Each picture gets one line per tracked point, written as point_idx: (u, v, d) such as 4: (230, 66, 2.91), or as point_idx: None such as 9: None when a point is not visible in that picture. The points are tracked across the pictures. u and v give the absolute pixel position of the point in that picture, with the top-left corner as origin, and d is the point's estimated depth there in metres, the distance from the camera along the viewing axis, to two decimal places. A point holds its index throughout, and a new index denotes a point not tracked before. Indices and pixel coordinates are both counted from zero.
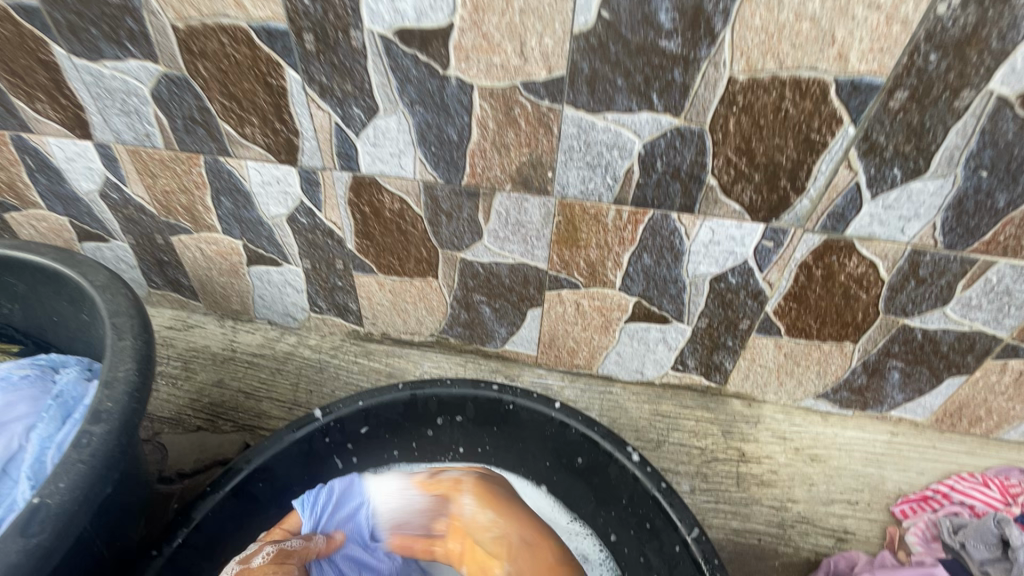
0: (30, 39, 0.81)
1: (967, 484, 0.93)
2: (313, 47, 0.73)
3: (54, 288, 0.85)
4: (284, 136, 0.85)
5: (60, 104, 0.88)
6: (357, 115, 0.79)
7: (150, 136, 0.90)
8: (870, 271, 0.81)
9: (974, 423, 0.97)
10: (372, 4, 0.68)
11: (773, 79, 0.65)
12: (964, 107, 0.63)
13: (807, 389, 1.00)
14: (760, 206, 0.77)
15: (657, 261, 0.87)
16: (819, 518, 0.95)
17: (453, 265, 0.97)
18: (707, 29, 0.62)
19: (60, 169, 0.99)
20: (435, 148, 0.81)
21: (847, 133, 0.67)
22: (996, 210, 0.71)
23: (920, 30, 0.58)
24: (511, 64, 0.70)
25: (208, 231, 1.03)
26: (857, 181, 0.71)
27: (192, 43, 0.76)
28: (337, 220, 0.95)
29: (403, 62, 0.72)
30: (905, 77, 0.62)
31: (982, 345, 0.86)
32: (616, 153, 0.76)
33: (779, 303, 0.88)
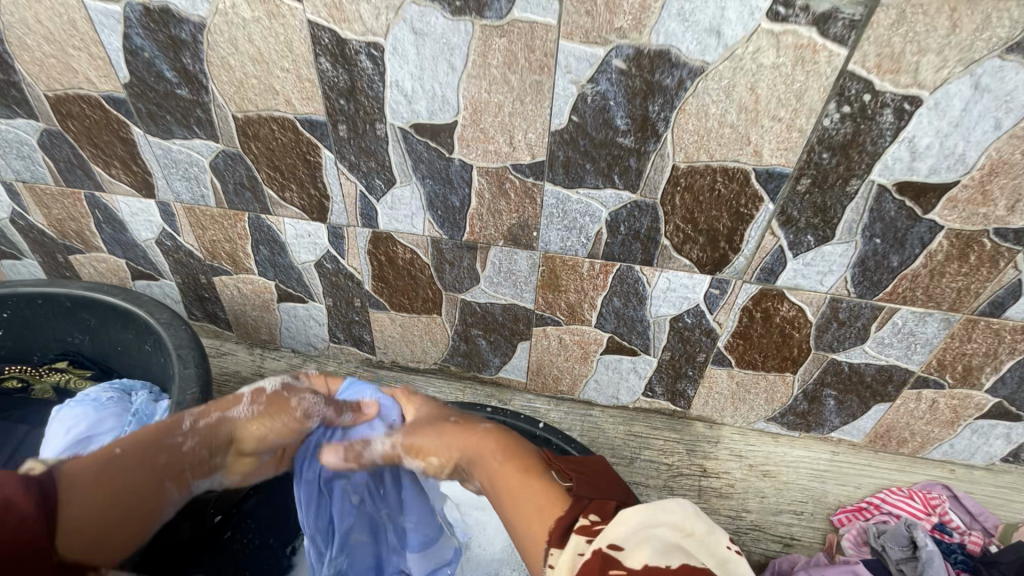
0: (115, 121, 0.99)
1: (896, 496, 1.08)
2: (345, 134, 0.92)
3: (123, 322, 1.02)
4: (317, 199, 1.03)
5: (132, 171, 1.07)
6: (378, 185, 0.98)
7: (205, 196, 1.08)
8: (799, 314, 0.98)
9: (902, 443, 1.13)
10: (394, 105, 0.86)
11: (707, 168, 0.83)
12: (855, 191, 0.81)
13: (758, 413, 1.16)
14: (706, 262, 0.94)
15: (625, 304, 1.04)
16: (769, 526, 1.10)
17: (455, 304, 1.14)
18: (653, 131, 0.80)
19: (123, 220, 1.17)
20: (442, 211, 0.99)
21: (768, 209, 0.85)
22: (893, 268, 0.88)
23: (813, 136, 0.77)
24: (502, 151, 0.88)
25: (245, 273, 1.21)
26: (780, 244, 0.89)
27: (247, 128, 0.95)
28: (357, 266, 1.12)
29: (417, 147, 0.91)
30: (807, 169, 0.80)
31: (899, 376, 1.02)
32: (588, 218, 0.93)
33: (728, 340, 1.05)
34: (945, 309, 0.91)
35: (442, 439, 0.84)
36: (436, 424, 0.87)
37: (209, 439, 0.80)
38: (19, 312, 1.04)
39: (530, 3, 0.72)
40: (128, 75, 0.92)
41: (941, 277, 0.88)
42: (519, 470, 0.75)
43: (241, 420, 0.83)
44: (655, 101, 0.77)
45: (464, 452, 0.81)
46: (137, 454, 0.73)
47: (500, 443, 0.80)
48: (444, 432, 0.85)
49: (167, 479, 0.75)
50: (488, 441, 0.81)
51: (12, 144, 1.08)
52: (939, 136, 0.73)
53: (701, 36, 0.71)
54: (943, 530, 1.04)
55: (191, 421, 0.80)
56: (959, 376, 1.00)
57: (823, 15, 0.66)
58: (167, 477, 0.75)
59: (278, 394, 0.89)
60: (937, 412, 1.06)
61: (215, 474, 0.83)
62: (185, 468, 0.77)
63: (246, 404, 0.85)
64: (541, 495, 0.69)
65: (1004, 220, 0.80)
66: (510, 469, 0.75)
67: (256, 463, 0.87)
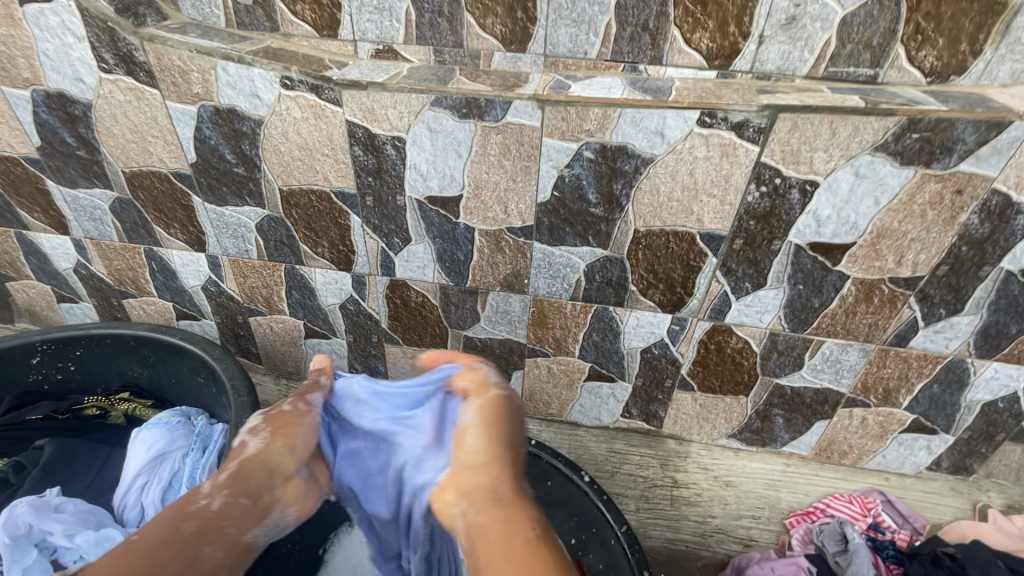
0: (179, 192, 1.20)
1: (838, 501, 1.26)
2: (371, 203, 1.13)
3: (179, 358, 1.21)
4: (344, 253, 1.23)
5: (188, 230, 1.27)
6: (397, 242, 1.18)
7: (248, 251, 1.28)
8: (746, 346, 1.18)
9: (843, 455, 1.32)
10: (412, 182, 1.08)
11: (661, 231, 1.04)
12: (778, 249, 1.02)
13: (721, 430, 1.35)
14: (667, 303, 1.15)
15: (603, 338, 1.24)
16: (731, 529, 1.27)
17: (459, 339, 1.34)
18: (618, 204, 1.02)
19: (175, 270, 1.37)
20: (449, 263, 1.19)
21: (712, 262, 1.07)
22: (816, 308, 1.09)
23: (741, 208, 0.98)
24: (499, 217, 1.09)
25: (278, 314, 1.40)
26: (724, 290, 1.10)
27: (290, 198, 1.16)
28: (375, 307, 1.32)
29: (430, 213, 1.12)
30: (739, 232, 1.01)
31: (833, 397, 1.22)
32: (569, 269, 1.14)
33: (690, 368, 1.25)
34: (862, 340, 1.12)
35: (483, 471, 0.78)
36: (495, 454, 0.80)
37: (235, 486, 0.80)
38: (90, 349, 1.23)
39: (519, 111, 0.94)
40: (195, 157, 1.13)
41: (854, 315, 1.08)
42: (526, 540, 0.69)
43: (257, 451, 0.84)
44: (618, 182, 0.99)
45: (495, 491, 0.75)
46: (163, 530, 0.74)
47: (520, 519, 0.72)
48: (488, 453, 0.80)
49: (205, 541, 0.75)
50: (506, 489, 0.76)
51: (86, 208, 1.29)
52: (835, 208, 0.95)
53: (650, 136, 0.93)
54: (876, 529, 1.22)
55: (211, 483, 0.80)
56: (881, 396, 1.19)
57: (738, 123, 0.89)
58: (205, 542, 0.75)
59: (275, 415, 0.89)
60: (868, 427, 1.26)
61: (273, 509, 0.83)
62: (222, 522, 0.76)
63: (252, 443, 0.85)
64: (526, 557, 0.66)
65: (895, 271, 1.01)
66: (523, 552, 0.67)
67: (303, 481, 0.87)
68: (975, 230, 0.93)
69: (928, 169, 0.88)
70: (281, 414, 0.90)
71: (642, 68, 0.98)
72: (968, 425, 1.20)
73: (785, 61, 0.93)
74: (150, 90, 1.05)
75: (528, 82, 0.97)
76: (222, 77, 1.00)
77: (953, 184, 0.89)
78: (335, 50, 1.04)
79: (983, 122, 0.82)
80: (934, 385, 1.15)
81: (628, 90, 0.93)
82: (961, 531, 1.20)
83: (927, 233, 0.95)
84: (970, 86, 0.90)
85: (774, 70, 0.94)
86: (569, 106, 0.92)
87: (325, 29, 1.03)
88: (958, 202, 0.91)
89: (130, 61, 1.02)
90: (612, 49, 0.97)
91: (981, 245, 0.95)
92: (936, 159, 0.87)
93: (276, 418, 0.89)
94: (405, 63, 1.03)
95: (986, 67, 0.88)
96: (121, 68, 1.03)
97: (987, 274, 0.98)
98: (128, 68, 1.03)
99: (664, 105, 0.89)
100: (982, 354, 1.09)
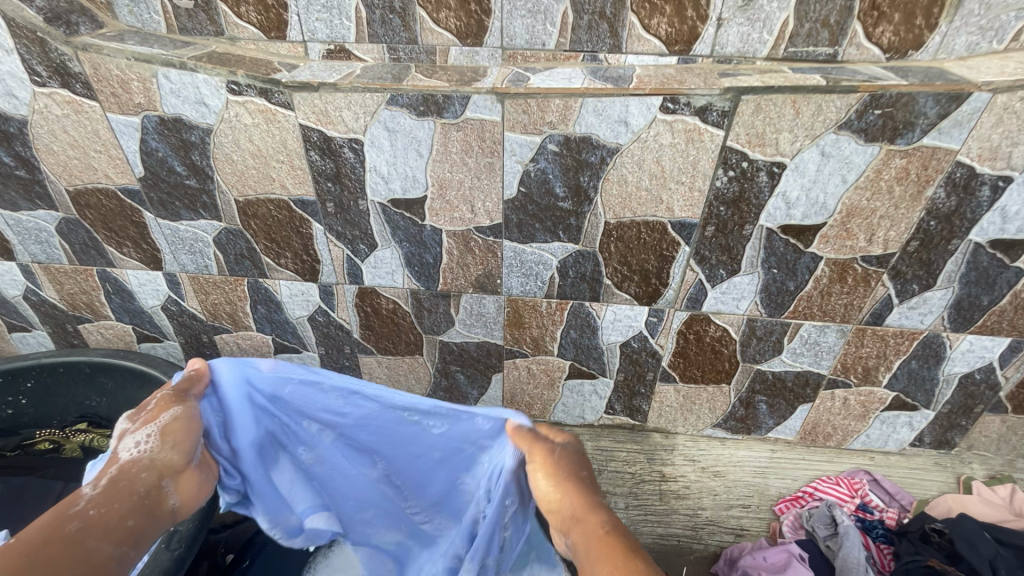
0: (129, 208, 1.14)
1: (826, 484, 1.26)
2: (333, 210, 1.08)
3: (139, 383, 1.15)
4: (309, 264, 1.19)
5: (142, 248, 1.22)
6: (362, 249, 1.14)
7: (208, 266, 1.23)
8: (725, 333, 1.17)
9: (828, 437, 1.32)
10: (374, 185, 1.04)
11: (632, 222, 1.02)
12: (750, 234, 1.01)
13: (706, 421, 1.33)
14: (643, 295, 1.13)
15: (581, 334, 1.22)
16: (722, 519, 1.26)
17: (435, 345, 1.30)
18: (586, 196, 1.00)
19: (132, 290, 1.31)
20: (419, 267, 1.16)
21: (685, 251, 1.05)
22: (791, 291, 1.08)
23: (710, 195, 0.96)
24: (466, 217, 1.06)
25: (244, 330, 1.34)
26: (699, 278, 1.09)
27: (247, 209, 1.11)
28: (346, 317, 1.28)
29: (394, 217, 1.08)
30: (710, 218, 1.00)
31: (814, 379, 1.21)
32: (541, 266, 1.12)
33: (670, 360, 1.23)
34: (839, 321, 1.11)
35: (559, 455, 0.76)
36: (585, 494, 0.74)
37: (111, 498, 0.69)
38: (43, 379, 1.18)
39: (478, 106, 0.91)
40: (143, 171, 1.07)
41: (829, 296, 1.08)
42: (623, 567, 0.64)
43: (140, 458, 0.74)
44: (584, 173, 0.97)
45: (571, 502, 0.72)
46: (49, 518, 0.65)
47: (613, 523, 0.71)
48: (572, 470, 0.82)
49: (79, 534, 0.65)
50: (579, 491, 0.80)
51: (31, 231, 1.22)
52: (804, 189, 0.94)
53: (613, 125, 0.90)
54: (865, 510, 1.20)
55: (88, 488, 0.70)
56: (861, 376, 1.19)
57: (701, 108, 0.87)
58: (94, 536, 0.66)
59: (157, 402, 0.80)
60: (850, 408, 1.25)
61: (162, 493, 0.74)
62: (70, 527, 0.65)
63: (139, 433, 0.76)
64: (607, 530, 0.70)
65: (867, 250, 1.00)
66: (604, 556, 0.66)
67: (203, 471, 0.80)
68: (942, 204, 0.93)
69: (892, 145, 0.87)
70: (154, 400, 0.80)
71: (602, 57, 0.96)
72: (947, 399, 1.21)
73: (745, 43, 0.92)
74: (88, 103, 0.99)
75: (485, 76, 0.94)
76: (164, 85, 0.95)
77: (919, 159, 0.88)
78: (285, 52, 1.00)
79: (944, 95, 0.82)
80: (912, 361, 1.15)
81: (589, 79, 0.90)
82: (947, 506, 1.20)
83: (895, 210, 0.94)
84: (928, 61, 0.90)
85: (735, 53, 0.93)
86: (529, 98, 0.89)
87: (273, 31, 0.99)
88: (924, 176, 0.90)
89: (64, 73, 0.96)
90: (570, 39, 0.95)
91: (949, 219, 0.95)
92: (900, 134, 0.86)
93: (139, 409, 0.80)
94: (358, 63, 1.00)
95: (943, 41, 0.88)
96: (56, 81, 0.97)
97: (956, 248, 0.98)
98: (63, 80, 0.97)
99: (625, 93, 0.87)
100: (957, 328, 1.09)
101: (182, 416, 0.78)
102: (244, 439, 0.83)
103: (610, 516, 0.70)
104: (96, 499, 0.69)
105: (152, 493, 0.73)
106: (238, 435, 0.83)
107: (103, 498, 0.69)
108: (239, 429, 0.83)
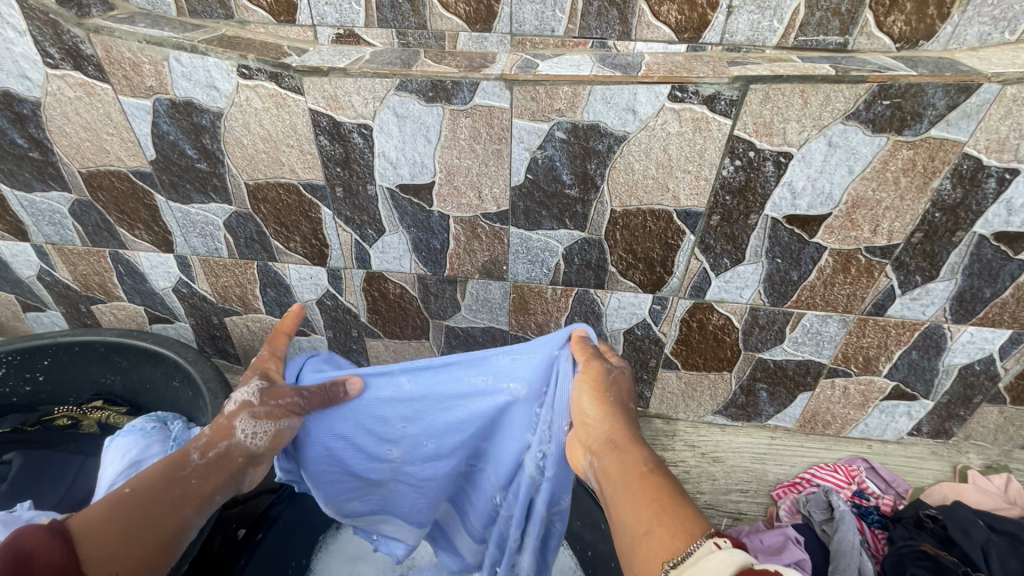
0: (141, 191, 1.16)
1: (825, 471, 1.28)
2: (341, 195, 1.10)
3: (152, 362, 1.18)
4: (318, 248, 1.20)
5: (153, 231, 1.23)
6: (370, 233, 1.15)
7: (219, 249, 1.24)
8: (727, 322, 1.18)
9: (827, 425, 1.34)
10: (382, 171, 1.05)
11: (638, 210, 1.03)
12: (755, 223, 1.01)
13: (706, 407, 1.35)
14: (647, 283, 1.14)
15: (585, 321, 1.23)
16: (720, 503, 1.29)
17: (441, 329, 1.32)
18: (593, 184, 1.00)
19: (144, 272, 1.33)
20: (426, 252, 1.17)
21: (690, 239, 1.06)
22: (795, 281, 1.09)
23: (716, 184, 0.97)
24: (473, 203, 1.07)
25: (254, 312, 1.37)
26: (704, 267, 1.10)
27: (257, 192, 1.12)
28: (353, 301, 1.30)
29: (402, 202, 1.09)
30: (716, 208, 1.00)
31: (815, 368, 1.23)
32: (547, 253, 1.13)
33: (673, 347, 1.25)
34: (841, 311, 1.12)
35: (609, 378, 0.77)
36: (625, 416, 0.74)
37: (211, 474, 0.80)
38: (59, 358, 1.21)
39: (487, 93, 0.92)
40: (155, 154, 1.09)
41: (832, 286, 1.09)
42: (658, 502, 0.62)
43: (245, 447, 0.82)
44: (591, 161, 0.97)
45: (609, 425, 0.72)
46: (161, 473, 0.77)
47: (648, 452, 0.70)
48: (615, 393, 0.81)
49: (176, 505, 0.76)
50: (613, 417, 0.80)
51: (45, 212, 1.24)
52: (810, 179, 0.94)
53: (621, 113, 0.91)
54: (861, 496, 1.23)
55: (197, 453, 0.80)
56: (861, 365, 1.20)
57: (710, 96, 0.87)
58: (190, 503, 0.78)
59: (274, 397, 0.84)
60: (850, 397, 1.27)
61: (241, 478, 0.84)
62: (173, 491, 0.76)
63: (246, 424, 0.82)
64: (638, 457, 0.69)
65: (871, 241, 1.01)
66: (640, 489, 0.64)
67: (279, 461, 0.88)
68: (948, 195, 0.93)
69: (900, 136, 0.87)
70: (286, 396, 0.85)
71: (611, 44, 0.96)
72: (946, 390, 1.22)
73: (755, 31, 0.92)
74: (100, 85, 1.00)
75: (494, 62, 0.94)
76: (176, 69, 0.96)
77: (926, 150, 0.88)
78: (294, 36, 1.01)
79: (953, 86, 0.81)
80: (912, 352, 1.16)
81: (598, 66, 0.90)
82: (942, 493, 1.22)
83: (901, 201, 0.95)
84: (939, 51, 0.89)
85: (745, 41, 0.93)
86: (537, 85, 0.89)
87: (283, 15, 0.99)
88: (930, 168, 0.90)
89: (76, 55, 0.97)
90: (579, 25, 0.95)
91: (954, 211, 0.95)
92: (907, 125, 0.86)
93: (264, 393, 0.84)
94: (367, 47, 1.00)
95: (955, 31, 0.87)
96: (68, 63, 0.98)
97: (961, 239, 0.98)
98: (75, 62, 0.98)
99: (634, 81, 0.87)
100: (958, 319, 1.10)
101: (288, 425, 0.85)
102: (322, 443, 0.89)
103: (651, 453, 0.69)
104: (198, 470, 0.79)
105: (239, 478, 0.83)
106: (317, 438, 0.89)
107: (205, 472, 0.80)
108: (320, 434, 0.89)
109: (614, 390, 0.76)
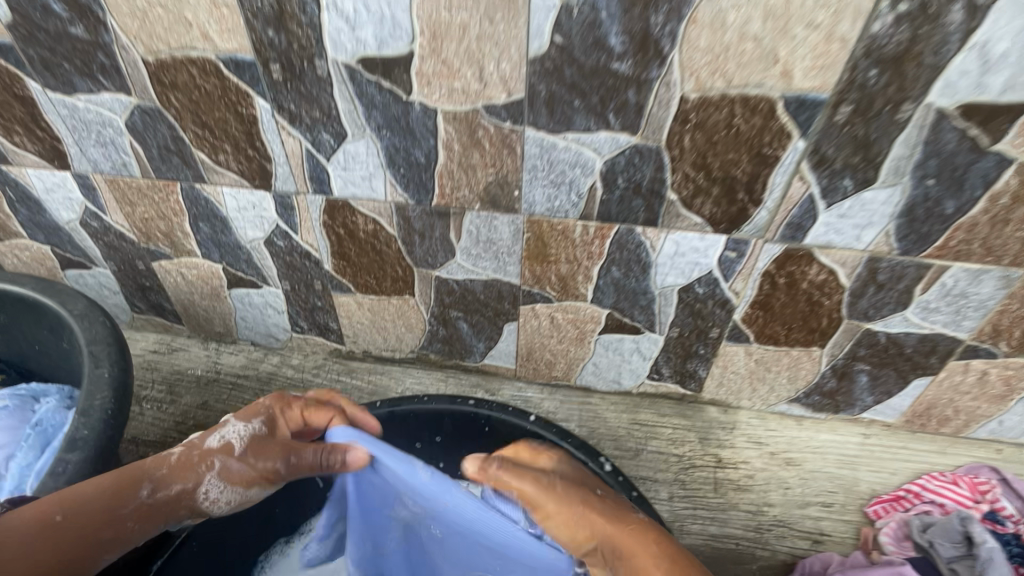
0: (6, 74, 0.82)
1: (937, 483, 0.95)
2: (280, 77, 0.75)
3: (33, 315, 0.87)
4: (257, 162, 0.86)
5: (37, 137, 0.90)
6: (326, 140, 0.81)
7: (127, 165, 0.91)
8: (830, 278, 0.83)
9: (943, 422, 1.00)
10: (335, 35, 0.70)
11: (722, 98, 0.67)
12: (907, 118, 0.65)
13: (781, 394, 1.02)
14: (721, 218, 0.79)
15: (626, 274, 0.89)
16: (795, 520, 0.97)
17: (430, 283, 0.99)
18: (656, 51, 0.65)
19: (39, 198, 1.00)
20: (405, 169, 0.83)
21: (797, 147, 0.70)
22: (947, 216, 0.73)
23: (858, 47, 0.61)
24: (471, 89, 0.72)
25: (187, 256, 1.04)
26: (811, 193, 0.74)
27: (161, 74, 0.78)
28: (313, 242, 0.96)
29: (367, 88, 0.74)
30: (848, 92, 0.64)
31: (945, 345, 0.88)
32: (578, 171, 0.78)
33: (746, 312, 0.90)
34: (1006, 263, 0.77)
35: (552, 480, 0.65)
36: (596, 509, 0.62)
37: (163, 516, 0.62)
38: None
39: None
40: (9, 11, 0.75)
41: (1003, 225, 0.73)
42: None
43: (203, 501, 0.63)
44: (657, 10, 0.62)
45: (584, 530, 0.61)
46: (102, 505, 0.59)
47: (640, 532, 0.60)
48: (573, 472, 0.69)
49: (106, 541, 0.58)
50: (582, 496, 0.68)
51: None
52: (1021, 37, 0.58)
53: None
54: (996, 519, 0.89)
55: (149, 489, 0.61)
56: (1015, 343, 0.86)
57: None
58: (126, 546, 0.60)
59: (260, 444, 0.65)
60: (986, 386, 0.93)
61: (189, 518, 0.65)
62: (120, 527, 0.59)
63: (213, 473, 0.63)
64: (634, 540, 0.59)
65: None
66: None
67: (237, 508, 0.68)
68: None
69: None
70: (271, 454, 0.65)
71: None
72: None
73: None
74: None
75: None
76: None
77: None
78: None
79: None
80: None
81: None
82: None
83: None
84: None
85: None
86: None
87: None
88: None
89: None
90: None
91: None
92: None
93: (251, 445, 0.65)
94: None
95: None
96: None
97: None
98: None
99: None
100: None
101: (259, 487, 0.66)
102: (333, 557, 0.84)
103: (662, 555, 0.57)
104: (142, 511, 0.60)
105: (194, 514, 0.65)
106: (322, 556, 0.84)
107: (153, 511, 0.61)
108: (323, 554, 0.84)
109: (566, 485, 0.65)
